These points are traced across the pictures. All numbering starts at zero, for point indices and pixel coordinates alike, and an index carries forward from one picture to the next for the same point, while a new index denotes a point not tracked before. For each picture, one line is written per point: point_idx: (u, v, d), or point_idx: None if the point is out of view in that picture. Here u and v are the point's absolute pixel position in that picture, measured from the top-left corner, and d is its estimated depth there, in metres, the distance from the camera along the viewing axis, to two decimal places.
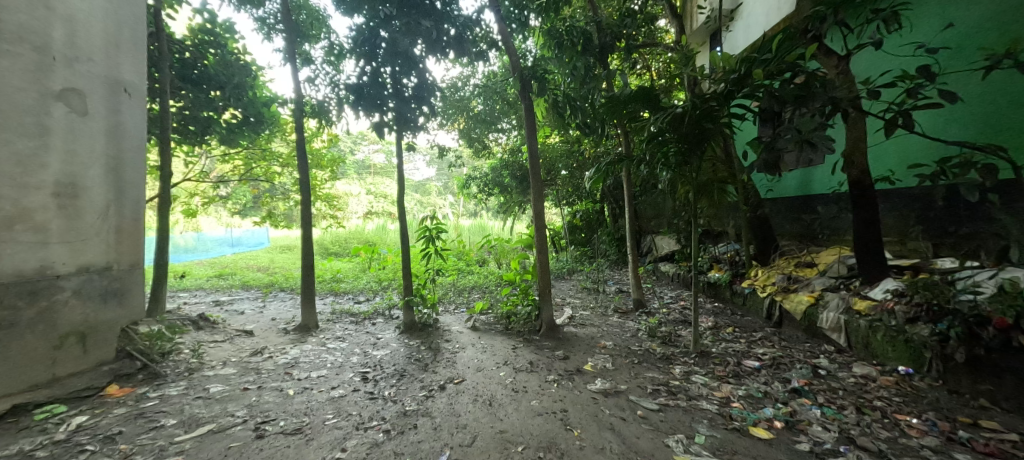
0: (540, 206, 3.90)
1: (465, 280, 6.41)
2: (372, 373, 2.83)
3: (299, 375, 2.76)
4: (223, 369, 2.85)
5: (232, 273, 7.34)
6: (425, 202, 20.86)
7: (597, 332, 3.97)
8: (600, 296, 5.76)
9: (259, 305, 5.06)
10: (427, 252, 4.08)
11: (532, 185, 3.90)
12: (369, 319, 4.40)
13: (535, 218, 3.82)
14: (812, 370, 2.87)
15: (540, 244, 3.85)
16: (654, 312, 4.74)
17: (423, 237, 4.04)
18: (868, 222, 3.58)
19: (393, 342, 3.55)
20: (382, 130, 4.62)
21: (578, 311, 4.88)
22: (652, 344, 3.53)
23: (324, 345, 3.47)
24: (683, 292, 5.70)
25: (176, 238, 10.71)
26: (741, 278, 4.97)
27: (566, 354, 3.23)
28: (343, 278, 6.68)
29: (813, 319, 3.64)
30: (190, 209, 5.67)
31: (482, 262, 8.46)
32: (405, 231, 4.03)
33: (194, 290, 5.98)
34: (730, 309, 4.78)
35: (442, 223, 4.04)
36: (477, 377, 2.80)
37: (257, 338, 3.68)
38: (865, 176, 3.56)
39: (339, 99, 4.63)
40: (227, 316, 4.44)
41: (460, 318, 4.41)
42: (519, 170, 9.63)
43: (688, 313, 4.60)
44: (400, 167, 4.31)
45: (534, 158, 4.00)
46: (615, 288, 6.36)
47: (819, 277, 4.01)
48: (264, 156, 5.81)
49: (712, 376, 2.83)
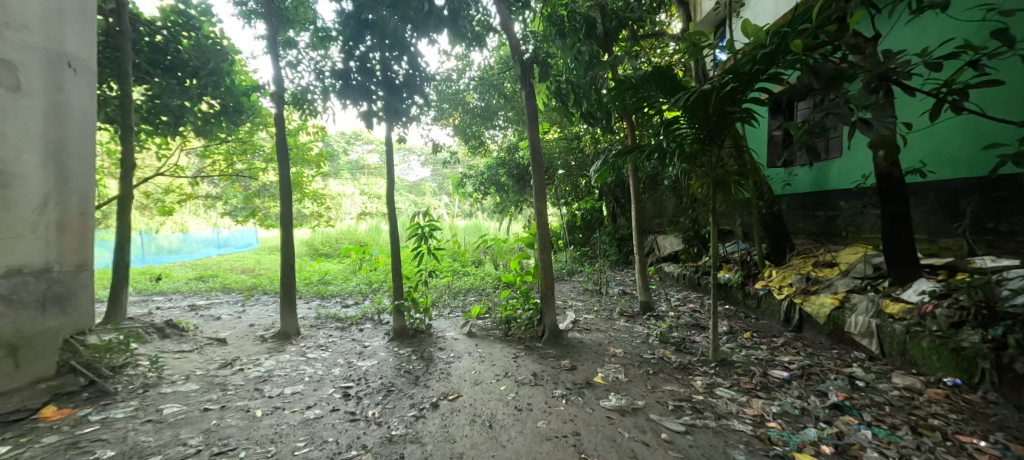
0: (541, 200, 3.58)
1: (460, 282, 6.07)
2: (355, 388, 2.49)
3: (270, 392, 2.41)
4: (184, 385, 2.50)
5: (214, 275, 6.95)
6: (419, 202, 20.50)
7: (604, 338, 3.66)
8: (603, 299, 5.46)
9: (238, 309, 4.69)
10: (418, 253, 3.73)
11: (534, 178, 3.58)
12: (357, 324, 4.06)
13: (538, 213, 3.51)
14: (848, 382, 2.57)
15: (542, 243, 3.53)
16: (663, 316, 4.43)
17: (414, 235, 3.70)
18: (898, 217, 3.30)
19: (381, 351, 3.21)
20: (371, 121, 4.27)
21: (581, 315, 4.57)
22: (665, 352, 3.23)
23: (304, 355, 3.12)
24: (690, 294, 5.41)
25: (159, 239, 10.33)
26: (753, 279, 4.68)
27: (573, 365, 2.91)
28: (332, 280, 6.32)
29: (840, 324, 3.35)
30: (165, 207, 5.29)
31: (478, 263, 8.13)
32: (394, 230, 3.68)
33: (170, 293, 5.60)
34: (743, 312, 4.48)
35: (436, 221, 3.71)
36: (474, 391, 2.47)
37: (230, 347, 3.32)
38: (895, 169, 3.28)
39: (325, 87, 4.27)
40: (201, 322, 4.07)
41: (455, 324, 4.07)
42: (515, 168, 9.34)
43: (699, 317, 4.30)
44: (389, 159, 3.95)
45: (535, 148, 3.67)
46: (617, 290, 6.06)
47: (842, 278, 3.73)
48: (246, 150, 5.45)
49: (738, 389, 2.52)
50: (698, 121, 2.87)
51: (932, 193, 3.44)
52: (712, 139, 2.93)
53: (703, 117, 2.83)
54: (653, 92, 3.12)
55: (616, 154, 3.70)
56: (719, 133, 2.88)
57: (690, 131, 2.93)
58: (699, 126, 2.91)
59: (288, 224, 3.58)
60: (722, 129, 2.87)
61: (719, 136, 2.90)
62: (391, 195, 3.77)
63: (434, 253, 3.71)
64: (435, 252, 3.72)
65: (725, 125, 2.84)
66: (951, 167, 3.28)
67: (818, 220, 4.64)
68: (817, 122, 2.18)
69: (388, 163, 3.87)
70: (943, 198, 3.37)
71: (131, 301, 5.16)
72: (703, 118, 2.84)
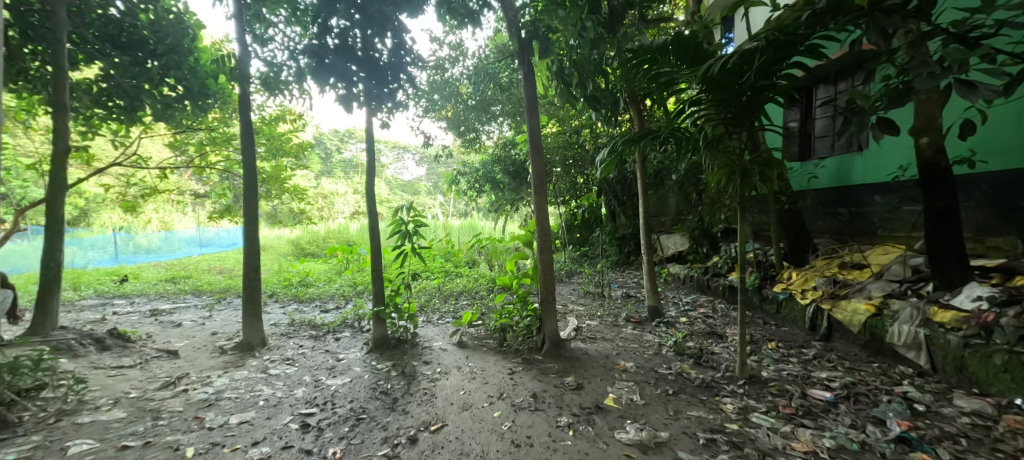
0: (542, 193, 3.15)
1: (452, 284, 5.65)
2: (318, 416, 2.06)
3: (212, 422, 1.98)
4: (108, 414, 2.05)
5: (188, 276, 6.47)
6: (413, 202, 20.07)
7: (611, 348, 3.25)
8: (606, 303, 5.05)
9: (205, 314, 4.24)
10: (403, 252, 3.23)
11: (534, 168, 3.16)
12: (334, 332, 3.62)
13: (539, 209, 3.12)
14: (905, 405, 2.18)
15: (543, 241, 3.11)
16: (674, 322, 4.03)
17: (398, 232, 3.23)
18: (945, 213, 2.91)
19: (356, 365, 2.78)
20: (351, 105, 3.78)
21: (584, 320, 4.16)
22: (683, 365, 2.82)
23: (265, 371, 2.68)
24: (700, 297, 5.01)
25: (138, 238, 9.87)
26: (771, 282, 4.29)
27: (579, 383, 2.49)
28: (315, 281, 5.88)
29: (878, 333, 2.96)
30: (128, 202, 4.82)
31: (472, 264, 7.71)
32: (374, 227, 3.24)
33: (135, 296, 5.12)
34: (761, 318, 4.08)
35: (423, 216, 3.26)
36: (462, 419, 2.05)
37: (181, 361, 2.87)
38: (942, 158, 2.89)
39: (301, 68, 3.80)
40: (156, 330, 3.62)
41: (444, 331, 3.64)
42: (512, 164, 8.94)
43: (713, 324, 3.90)
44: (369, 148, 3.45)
45: (533, 133, 3.23)
46: (621, 292, 5.66)
47: (876, 281, 3.35)
48: (218, 140, 4.99)
49: (777, 415, 2.11)
50: (725, 100, 2.47)
51: (980, 187, 3.07)
52: (740, 122, 2.54)
53: (731, 94, 2.43)
54: (671, 67, 2.72)
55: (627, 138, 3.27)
56: (748, 114, 2.49)
57: (716, 112, 2.53)
58: (725, 105, 2.50)
59: (251, 220, 3.13)
60: (752, 108, 2.48)
61: (748, 117, 2.51)
62: (372, 186, 3.26)
63: (421, 254, 3.23)
64: (423, 253, 3.22)
65: (755, 104, 2.45)
66: (1003, 156, 2.92)
67: (841, 218, 4.26)
68: (883, 95, 1.78)
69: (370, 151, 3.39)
70: (994, 192, 3.00)
71: (88, 305, 4.68)
72: (731, 96, 2.44)
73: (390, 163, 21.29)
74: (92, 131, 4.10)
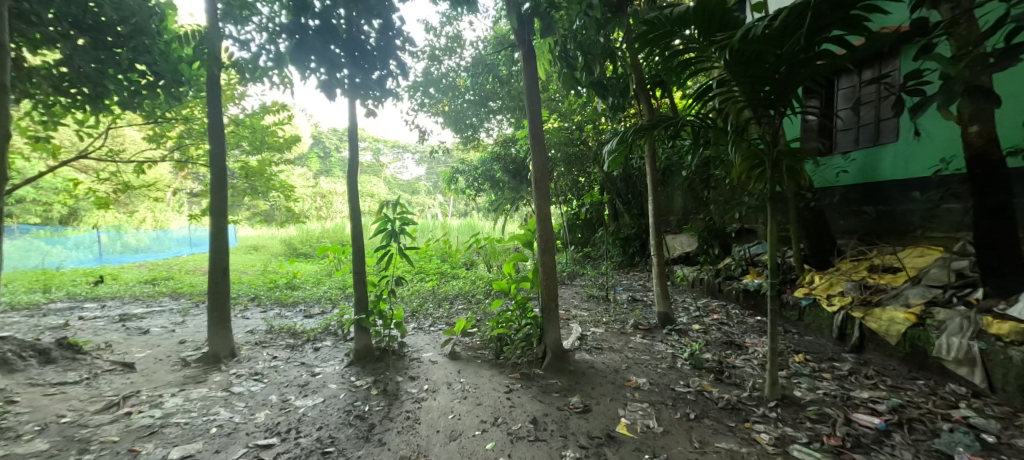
0: (545, 187, 2.83)
1: (448, 287, 5.32)
2: (277, 449, 1.73)
3: (147, 458, 1.65)
4: (27, 445, 1.73)
5: (170, 277, 6.15)
6: (412, 202, 19.78)
7: (620, 360, 2.92)
8: (612, 308, 4.73)
9: (177, 320, 3.91)
10: (390, 254, 2.85)
11: (535, 159, 2.84)
12: (314, 340, 3.29)
13: (540, 206, 2.81)
14: (972, 435, 1.85)
15: (544, 242, 2.80)
16: (686, 330, 3.70)
17: (384, 230, 2.87)
18: (998, 210, 2.58)
19: (332, 381, 2.45)
20: (332, 92, 3.43)
21: (588, 328, 3.83)
22: (703, 382, 2.50)
23: (227, 388, 2.35)
24: (712, 302, 4.68)
25: (126, 238, 9.58)
26: (791, 286, 3.97)
27: (586, 405, 2.17)
28: (302, 283, 5.56)
29: (921, 345, 2.64)
30: (98, 199, 4.49)
31: (470, 266, 7.38)
32: (357, 224, 2.87)
33: (107, 299, 4.79)
34: (781, 326, 3.75)
35: (411, 213, 2.92)
36: (448, 453, 1.73)
37: (135, 376, 2.54)
38: (994, 148, 2.56)
39: (279, 54, 3.42)
40: (119, 338, 3.29)
41: (436, 340, 3.32)
42: (512, 162, 8.63)
43: (730, 332, 3.58)
44: (351, 137, 3.11)
45: (534, 121, 2.89)
46: (626, 296, 5.33)
47: (913, 286, 3.03)
48: (196, 132, 4.66)
49: (822, 448, 1.79)
50: (756, 82, 2.15)
51: None
52: (773, 106, 2.22)
53: (763, 74, 2.12)
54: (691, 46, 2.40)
55: (638, 128, 2.95)
56: (783, 96, 2.17)
57: (746, 94, 2.21)
58: (756, 87, 2.18)
59: (218, 216, 2.80)
60: (787, 90, 2.16)
61: (782, 101, 2.19)
62: (355, 180, 2.91)
63: (409, 257, 2.87)
64: (412, 255, 2.86)
65: (791, 86, 2.14)
66: None
67: (867, 217, 3.94)
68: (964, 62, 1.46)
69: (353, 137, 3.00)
70: None
71: (55, 308, 4.35)
72: (763, 75, 2.12)
73: (390, 162, 20.97)
74: (54, 120, 3.77)
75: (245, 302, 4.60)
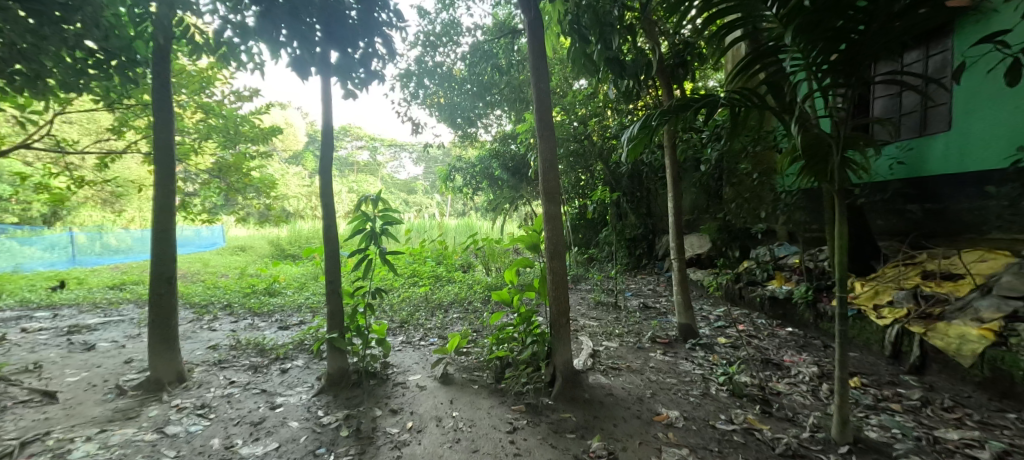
0: (555, 177, 2.37)
1: (442, 293, 4.85)
2: None
3: None
4: None
5: (141, 281, 5.66)
6: (409, 201, 19.31)
7: (643, 385, 2.47)
8: (623, 316, 4.28)
9: (132, 333, 3.43)
10: (366, 264, 2.30)
11: (543, 146, 2.38)
12: (283, 358, 2.82)
13: (548, 203, 2.35)
14: None
15: (553, 245, 2.34)
16: (712, 344, 3.24)
17: (359, 234, 2.33)
18: None
19: (293, 418, 1.99)
20: (306, 72, 2.95)
21: (600, 341, 3.38)
22: (749, 418, 2.04)
23: (160, 428, 1.89)
24: (734, 310, 4.23)
25: (106, 238, 9.07)
26: (826, 294, 3.52)
27: (612, 453, 1.71)
28: (284, 288, 5.09)
29: (1008, 370, 2.19)
30: (49, 195, 4.01)
31: (467, 269, 6.92)
32: (328, 224, 2.38)
33: (63, 306, 4.30)
34: (820, 340, 3.30)
35: (395, 210, 2.45)
36: None
37: (52, 410, 2.07)
38: None
39: (243, 27, 2.93)
40: (53, 357, 2.81)
41: (425, 359, 2.86)
42: (511, 159, 8.18)
43: (763, 348, 3.13)
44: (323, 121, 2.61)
45: (541, 98, 2.43)
46: (637, 303, 4.88)
47: (984, 296, 2.59)
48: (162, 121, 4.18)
49: None
50: (829, 42, 1.69)
51: None
52: (846, 74, 1.76)
53: (840, 30, 1.66)
54: (738, 4, 1.94)
55: (665, 111, 2.48)
56: (863, 60, 1.71)
57: (814, 61, 1.74)
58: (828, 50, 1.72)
59: (164, 215, 2.34)
60: (870, 53, 1.69)
61: (861, 68, 1.72)
62: (328, 171, 2.43)
63: (392, 266, 2.34)
64: (395, 266, 2.33)
65: (876, 46, 1.68)
66: None
67: (913, 217, 3.51)
68: None
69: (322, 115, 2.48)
70: None
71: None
72: (838, 34, 1.67)
73: (387, 161, 20.47)
74: None
75: (215, 311, 4.13)
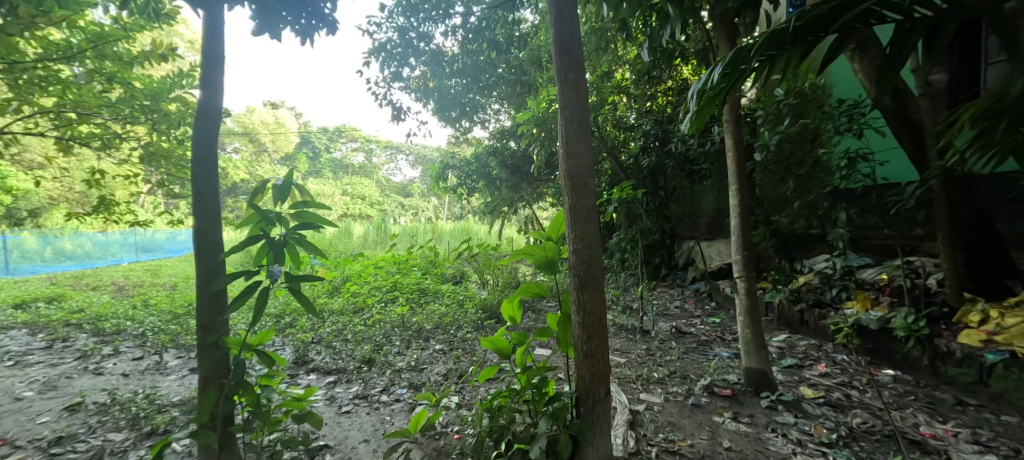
0: (586, 151, 1.41)
1: (422, 313, 3.87)
2: None
3: None
4: None
5: (58, 296, 4.66)
6: (408, 204, 18.42)
7: None
8: (654, 347, 3.31)
9: None
10: (254, 302, 1.27)
11: (569, 94, 1.41)
12: (161, 435, 1.84)
13: (570, 200, 1.39)
14: None
15: (580, 270, 1.38)
16: (797, 400, 2.27)
17: (238, 249, 1.30)
18: None
19: None
20: None
21: (635, 393, 2.41)
22: None
23: None
24: (798, 342, 3.27)
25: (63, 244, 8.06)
26: (946, 327, 2.56)
27: None
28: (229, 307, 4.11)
29: None
30: None
31: (459, 280, 5.95)
32: (205, 229, 1.41)
33: None
34: (946, 394, 2.35)
35: (315, 205, 1.45)
36: None
37: None
38: None
39: None
40: None
41: (381, 434, 1.88)
42: (511, 157, 7.25)
43: (874, 409, 2.16)
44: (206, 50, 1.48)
45: (561, 11, 1.41)
46: (667, 327, 3.91)
47: None
48: (53, 94, 3.19)
49: None
50: None
51: None
52: None
53: None
54: None
55: (769, 42, 1.54)
56: None
57: None
58: None
59: None
60: None
61: None
62: (209, 139, 1.45)
63: (308, 306, 1.35)
64: (310, 303, 1.35)
65: None
66: None
67: None
68: None
69: (201, 43, 1.47)
70: None
71: None
72: None
73: (382, 162, 19.57)
74: None
75: (121, 342, 3.14)
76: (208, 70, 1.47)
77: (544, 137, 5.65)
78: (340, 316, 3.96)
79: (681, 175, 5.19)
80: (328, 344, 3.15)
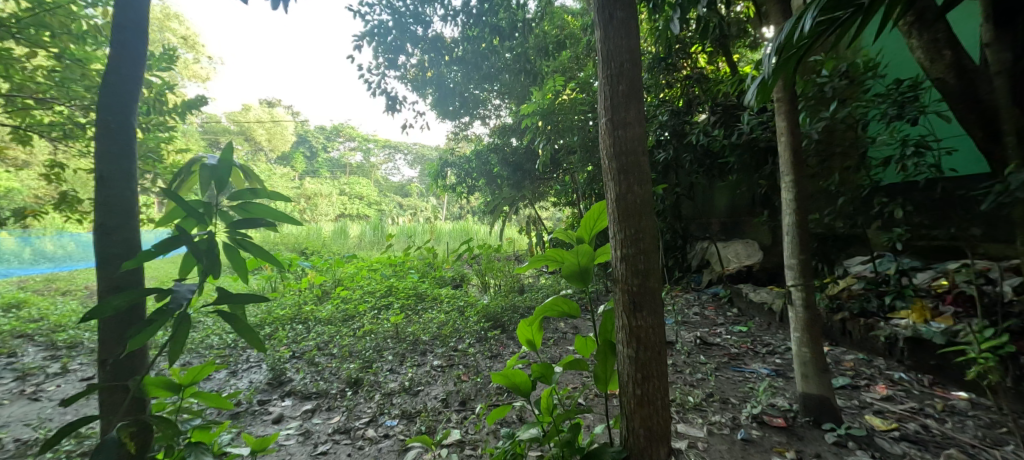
0: (640, 119, 1.03)
1: (418, 322, 3.48)
2: None
3: None
4: None
5: (20, 302, 4.24)
6: (406, 204, 17.98)
7: None
8: (680, 362, 2.93)
9: None
10: (162, 331, 0.88)
11: (617, 40, 1.02)
12: None
13: (618, 187, 1.01)
14: None
15: (633, 285, 1.00)
16: (869, 435, 1.88)
17: (149, 254, 0.91)
18: None
19: None
20: None
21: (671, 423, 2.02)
22: None
23: None
24: (844, 357, 2.89)
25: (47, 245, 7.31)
26: None
27: None
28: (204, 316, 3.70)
29: None
30: None
31: (459, 283, 5.52)
32: (110, 228, 1.02)
33: None
34: None
35: (265, 195, 1.07)
36: None
37: None
38: None
39: None
40: None
41: None
42: (514, 153, 6.86)
43: (968, 449, 1.78)
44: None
45: None
46: (690, 336, 3.52)
47: None
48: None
49: None
50: None
51: None
52: None
53: None
54: None
55: None
56: None
57: None
58: None
59: None
60: None
61: None
62: (124, 107, 1.09)
63: (245, 336, 0.95)
64: (248, 330, 0.96)
65: None
66: None
67: None
68: None
69: None
70: None
71: None
72: None
73: (380, 162, 19.15)
74: None
75: (71, 358, 2.74)
76: (123, 13, 1.09)
77: (550, 130, 5.24)
78: (326, 325, 3.56)
79: (699, 171, 4.80)
80: (310, 361, 2.75)
